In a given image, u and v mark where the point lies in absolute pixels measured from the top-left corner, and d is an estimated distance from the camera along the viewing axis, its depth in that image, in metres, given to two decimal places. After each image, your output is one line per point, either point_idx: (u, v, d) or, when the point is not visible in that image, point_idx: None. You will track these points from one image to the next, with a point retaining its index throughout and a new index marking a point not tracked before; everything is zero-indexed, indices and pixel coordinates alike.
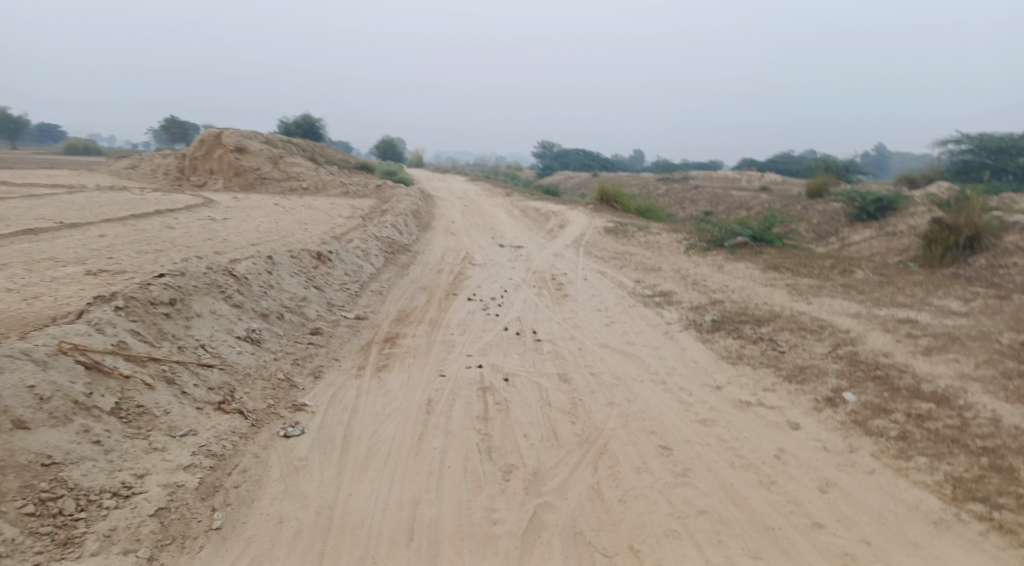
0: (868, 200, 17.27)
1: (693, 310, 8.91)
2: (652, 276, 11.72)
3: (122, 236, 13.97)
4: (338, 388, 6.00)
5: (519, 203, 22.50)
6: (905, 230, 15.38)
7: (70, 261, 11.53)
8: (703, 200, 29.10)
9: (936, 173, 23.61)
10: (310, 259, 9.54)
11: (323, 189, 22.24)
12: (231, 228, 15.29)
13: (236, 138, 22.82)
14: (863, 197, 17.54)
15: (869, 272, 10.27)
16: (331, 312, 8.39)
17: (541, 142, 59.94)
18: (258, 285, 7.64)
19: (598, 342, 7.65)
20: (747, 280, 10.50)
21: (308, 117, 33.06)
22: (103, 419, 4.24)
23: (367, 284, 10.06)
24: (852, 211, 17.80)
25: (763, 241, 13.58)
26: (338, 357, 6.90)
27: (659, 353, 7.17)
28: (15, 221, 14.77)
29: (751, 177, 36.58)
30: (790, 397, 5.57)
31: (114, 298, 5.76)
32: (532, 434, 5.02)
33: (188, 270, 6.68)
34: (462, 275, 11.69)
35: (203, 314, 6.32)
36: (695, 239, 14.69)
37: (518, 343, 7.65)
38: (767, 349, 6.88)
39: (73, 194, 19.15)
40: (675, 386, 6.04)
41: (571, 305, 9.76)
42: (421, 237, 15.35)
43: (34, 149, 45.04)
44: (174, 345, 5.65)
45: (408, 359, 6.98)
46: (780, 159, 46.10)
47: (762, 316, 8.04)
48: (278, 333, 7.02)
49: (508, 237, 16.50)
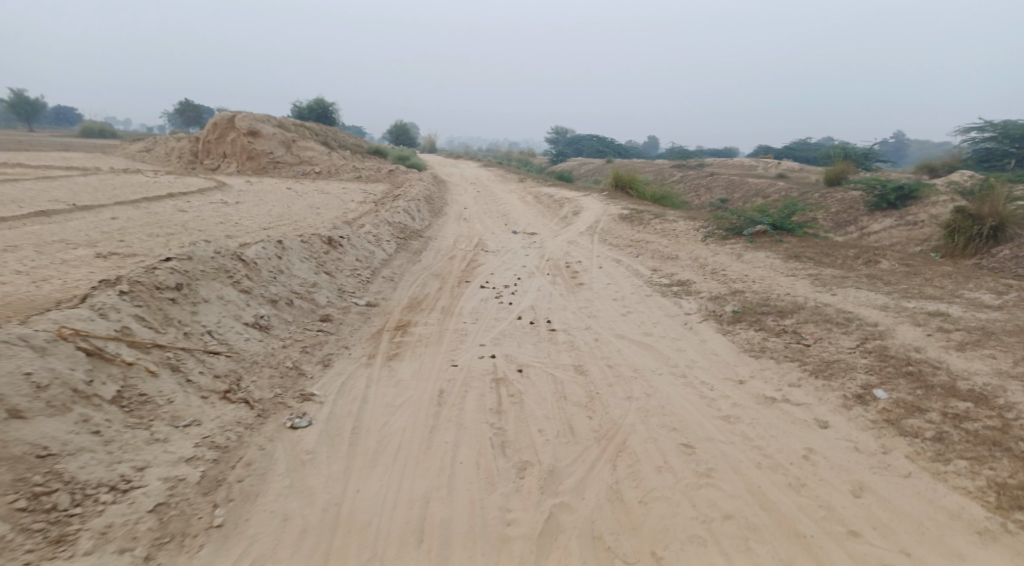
0: (889, 188, 16.84)
1: (713, 300, 8.65)
2: (669, 264, 11.46)
3: (134, 219, 13.88)
4: (348, 377, 5.84)
5: (532, 189, 22.21)
6: (927, 219, 14.97)
7: (81, 243, 11.45)
8: (719, 187, 28.66)
9: (959, 162, 23.02)
10: (321, 244, 9.37)
11: (335, 173, 22.07)
12: (243, 212, 15.17)
13: (249, 121, 22.68)
14: (883, 186, 17.10)
15: (894, 262, 9.94)
16: (341, 298, 8.22)
17: (555, 128, 59.46)
18: (267, 270, 7.47)
19: (615, 332, 7.42)
20: (767, 269, 10.22)
21: (321, 101, 32.85)
22: (104, 408, 4.09)
23: (378, 270, 9.88)
24: (871, 199, 17.36)
25: (783, 229, 13.25)
26: (348, 345, 6.73)
27: (678, 344, 6.94)
28: (29, 203, 14.75)
29: (767, 164, 35.99)
30: (818, 393, 5.32)
31: (119, 282, 5.61)
32: (548, 429, 4.82)
33: (195, 254, 6.52)
34: (474, 262, 11.49)
35: (210, 300, 6.17)
36: (712, 227, 14.38)
37: (532, 333, 7.44)
38: (791, 342, 6.62)
39: (87, 177, 19.13)
40: (695, 380, 5.82)
41: (586, 293, 9.54)
42: (433, 222, 15.15)
43: (51, 131, 45.33)
44: (180, 331, 5.50)
45: (419, 348, 6.80)
46: (797, 147, 45.33)
47: (785, 307, 7.77)
48: (287, 320, 6.86)
49: (521, 223, 16.26)
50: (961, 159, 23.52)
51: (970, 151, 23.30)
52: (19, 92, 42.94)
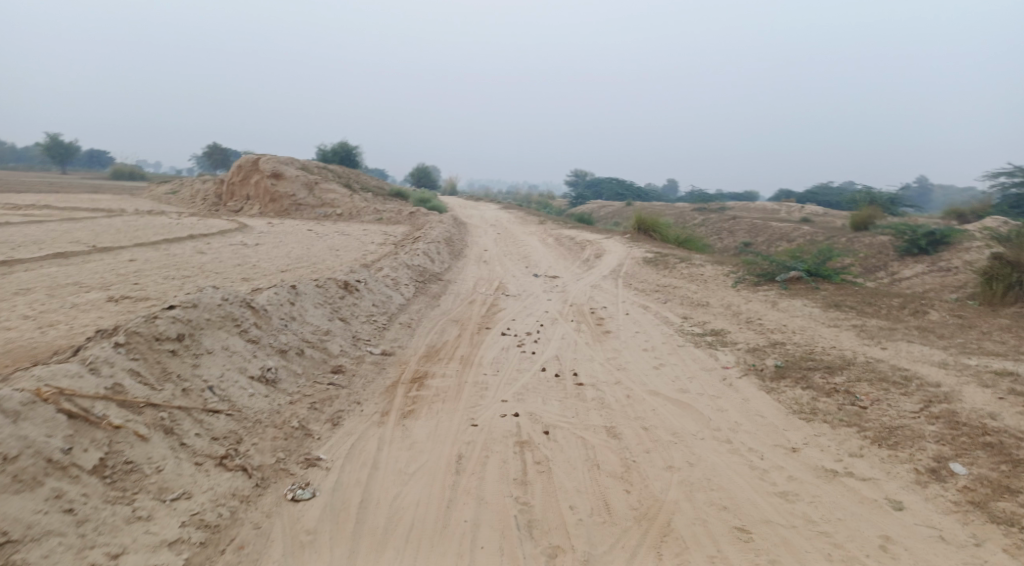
0: (920, 233, 16.19)
1: (752, 353, 8.07)
2: (700, 311, 10.91)
3: (151, 261, 13.71)
4: (359, 438, 5.34)
5: (553, 232, 21.86)
6: (961, 265, 14.29)
7: (94, 286, 11.23)
8: (741, 231, 28.15)
9: (990, 208, 22.31)
10: (336, 289, 8.99)
11: (356, 216, 21.94)
12: (261, 254, 14.96)
13: (273, 165, 22.85)
14: (914, 230, 16.47)
15: (943, 313, 9.30)
16: (356, 347, 7.77)
17: (574, 171, 59.94)
18: (278, 318, 7.08)
19: (647, 387, 6.86)
20: (806, 319, 9.62)
21: (345, 144, 33.14)
22: (82, 481, 3.69)
23: (395, 316, 9.45)
24: (901, 244, 16.71)
25: (819, 276, 12.67)
26: (360, 400, 6.24)
27: (719, 403, 6.36)
28: (49, 244, 14.69)
29: (790, 208, 35.39)
30: (885, 465, 4.72)
31: (115, 332, 5.24)
32: (580, 506, 4.28)
33: (201, 301, 6.14)
34: (495, 307, 11.05)
35: (213, 351, 5.76)
36: (742, 272, 13.85)
37: (557, 387, 6.90)
38: (845, 403, 6.01)
39: (110, 218, 19.19)
40: (742, 446, 5.24)
41: (613, 342, 9.00)
42: (453, 265, 14.79)
43: (83, 174, 46.43)
44: (179, 387, 5.08)
45: (436, 404, 6.28)
46: (819, 191, 44.72)
47: (833, 362, 7.17)
48: (296, 372, 6.41)
49: (543, 267, 15.86)
50: (992, 204, 22.79)
51: (1000, 197, 22.59)
52: (53, 136, 44.19)
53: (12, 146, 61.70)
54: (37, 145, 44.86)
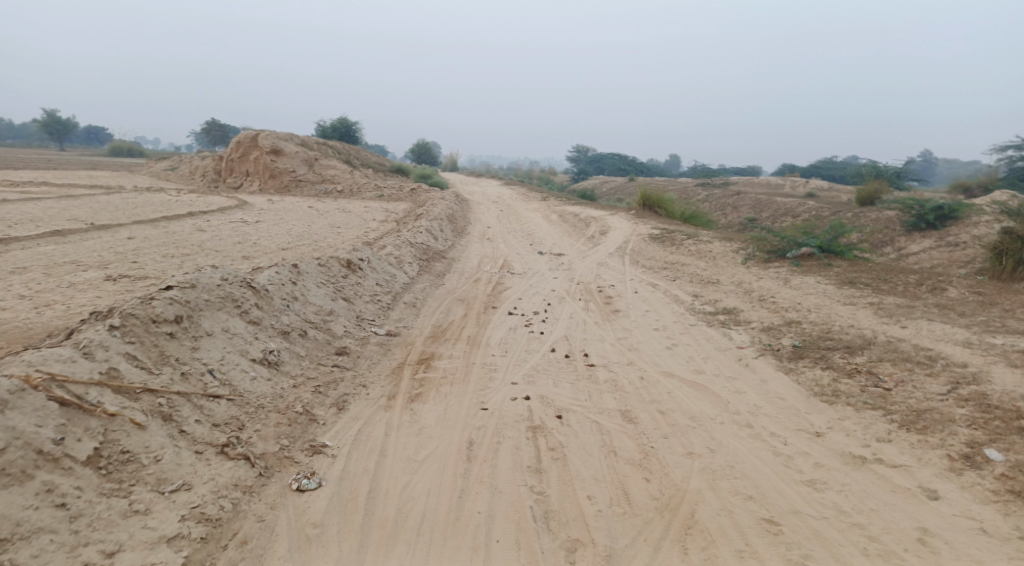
0: (927, 208, 15.82)
1: (767, 332, 7.85)
2: (710, 289, 10.68)
3: (150, 239, 13.45)
4: (366, 423, 5.15)
5: (556, 208, 21.54)
6: (970, 240, 14.05)
7: (92, 265, 10.99)
8: (746, 206, 27.81)
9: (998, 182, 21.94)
10: (339, 268, 8.75)
11: (357, 192, 21.60)
12: (262, 232, 14.69)
13: (272, 140, 22.44)
14: (921, 205, 16.08)
15: (962, 290, 9.05)
16: (360, 328, 7.55)
17: (576, 146, 59.39)
18: (280, 298, 6.85)
19: (661, 369, 6.65)
20: (821, 297, 9.39)
21: (344, 119, 32.62)
22: (74, 473, 3.51)
23: (400, 296, 9.22)
24: (909, 219, 16.41)
25: (831, 252, 12.39)
26: (366, 383, 6.04)
27: (736, 385, 6.16)
28: (46, 222, 14.42)
29: (794, 183, 34.95)
30: (915, 451, 4.54)
31: (110, 315, 5.02)
32: (598, 496, 4.11)
33: (200, 282, 5.91)
34: (500, 285, 10.82)
35: (213, 334, 5.54)
36: (751, 249, 13.57)
37: (568, 368, 6.70)
38: (868, 385, 5.80)
39: (109, 195, 18.90)
40: (764, 430, 5.05)
41: (623, 321, 8.78)
42: (457, 242, 14.54)
43: (82, 150, 46.00)
44: (177, 371, 4.87)
45: (444, 387, 6.08)
46: (822, 165, 44.19)
47: (853, 342, 6.95)
48: (299, 354, 6.20)
49: (548, 244, 15.59)
50: (1000, 177, 22.42)
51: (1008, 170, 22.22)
52: (51, 112, 43.70)
53: (9, 123, 61.00)
54: (35, 122, 44.31)
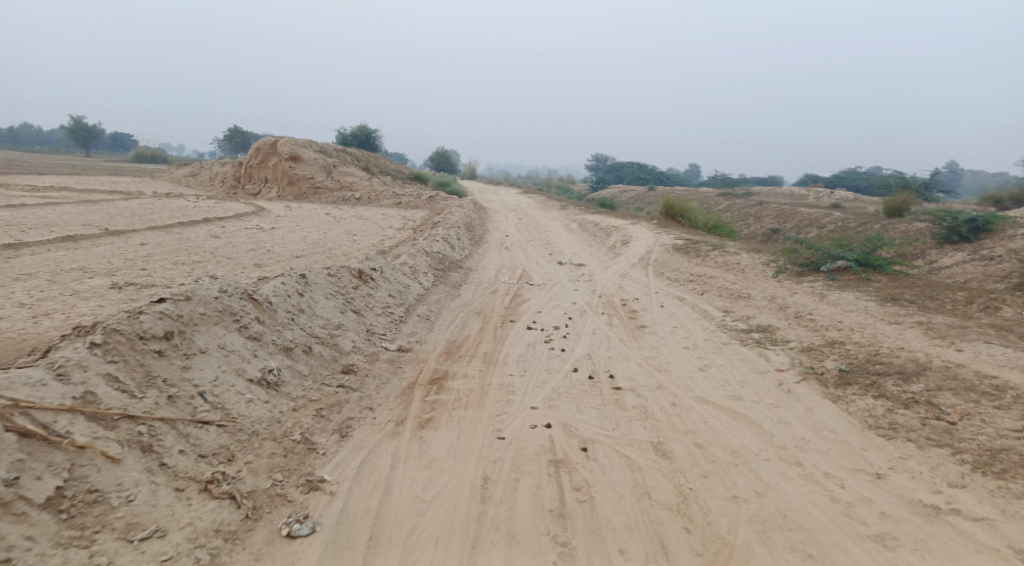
0: (961, 220, 14.99)
1: (807, 354, 7.26)
2: (741, 304, 10.10)
3: (162, 245, 13.15)
4: (370, 453, 4.68)
5: (576, 217, 21.01)
6: (1006, 252, 13.30)
7: (99, 272, 10.67)
8: (769, 216, 27.09)
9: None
10: (350, 277, 8.30)
11: (375, 200, 21.27)
12: (276, 239, 14.34)
13: (291, 146, 22.20)
14: (954, 218, 15.23)
15: (1017, 309, 8.40)
16: (369, 342, 7.08)
17: (595, 155, 59.10)
18: (284, 311, 6.40)
19: (694, 394, 6.09)
20: (861, 315, 8.79)
21: (364, 127, 32.43)
22: (29, 520, 3.18)
23: (413, 307, 8.74)
24: (941, 232, 15.58)
25: (869, 266, 11.71)
26: (372, 405, 5.56)
27: (780, 414, 5.58)
28: (60, 227, 14.20)
29: (819, 193, 34.09)
30: (997, 501, 3.97)
31: (93, 331, 4.61)
32: (631, 552, 3.70)
33: (196, 294, 5.47)
34: (519, 297, 10.32)
35: (207, 351, 5.09)
36: (782, 261, 12.93)
37: (592, 391, 6.16)
38: (929, 417, 5.21)
39: (126, 200, 18.72)
40: (816, 471, 4.50)
41: (650, 339, 8.22)
42: (474, 251, 14.08)
43: (107, 157, 46.39)
44: (164, 394, 4.43)
45: (458, 411, 5.58)
46: (846, 176, 43.18)
47: (906, 367, 6.35)
48: (302, 373, 5.73)
49: (567, 253, 15.08)
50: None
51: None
52: (77, 118, 44.11)
53: (39, 130, 61.91)
54: (62, 128, 44.80)
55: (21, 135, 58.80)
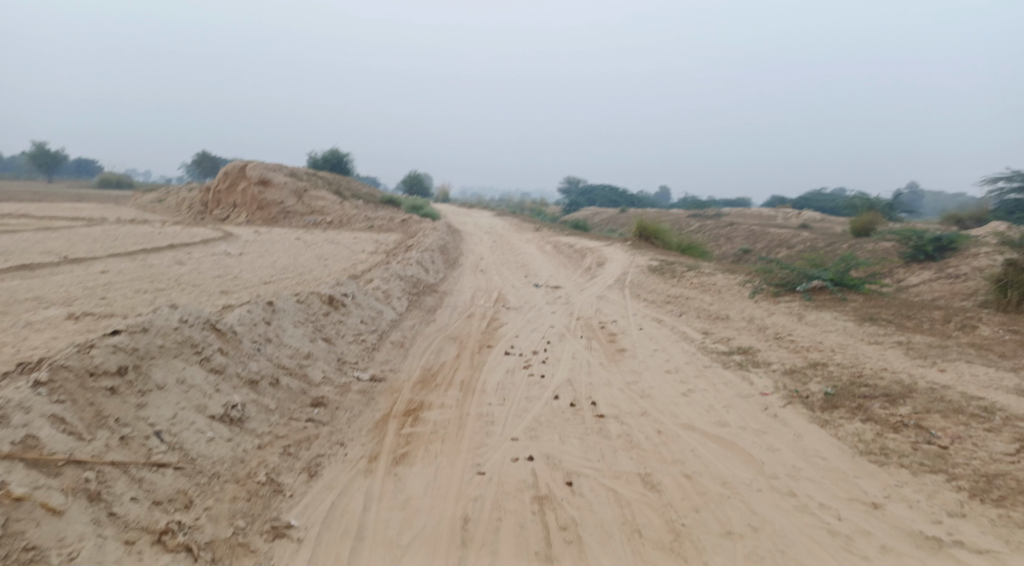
0: (926, 238, 15.19)
1: (790, 376, 7.16)
2: (720, 325, 10.02)
3: (125, 273, 12.66)
4: (341, 494, 4.39)
5: (550, 239, 20.92)
6: (973, 270, 13.52)
7: (55, 301, 10.18)
8: (739, 237, 27.39)
9: (989, 214, 21.71)
10: (320, 304, 8.00)
11: (347, 224, 20.95)
12: (244, 265, 13.94)
13: (261, 170, 21.81)
14: (920, 235, 15.44)
15: (992, 327, 8.44)
16: (340, 372, 6.77)
17: (567, 177, 59.53)
18: (249, 341, 6.08)
19: (680, 420, 5.90)
20: (841, 335, 8.75)
21: (336, 151, 32.13)
22: None
23: (386, 334, 8.45)
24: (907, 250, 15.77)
25: (844, 286, 11.75)
26: (343, 440, 5.25)
27: (768, 440, 5.42)
28: (16, 255, 13.62)
29: (786, 214, 34.53)
30: (999, 532, 3.85)
31: (39, 367, 4.26)
32: None
33: (154, 325, 5.14)
34: (495, 321, 10.09)
35: (166, 386, 4.76)
36: (757, 281, 12.93)
37: (575, 419, 5.94)
38: (920, 441, 5.11)
39: (88, 227, 18.12)
40: (810, 501, 4.34)
41: (631, 363, 8.04)
42: (448, 275, 13.85)
43: (70, 182, 45.20)
44: (115, 434, 4.09)
45: (434, 444, 5.30)
46: (812, 197, 44.03)
47: (892, 389, 6.28)
48: (268, 408, 5.41)
49: (543, 276, 14.93)
50: (989, 211, 22.24)
51: (995, 202, 22.04)
52: (40, 143, 43.01)
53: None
54: (23, 153, 43.62)
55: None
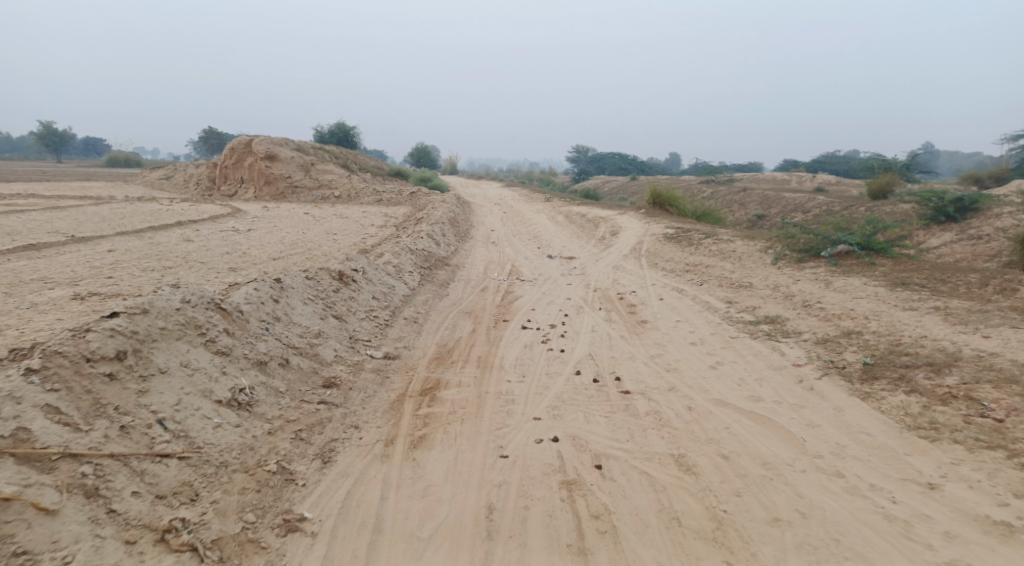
0: (946, 199, 14.09)
1: (823, 346, 6.82)
2: (744, 294, 9.66)
3: (132, 251, 12.41)
4: (357, 482, 4.14)
5: (562, 208, 20.46)
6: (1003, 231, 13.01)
7: (61, 282, 9.95)
8: (753, 202, 26.78)
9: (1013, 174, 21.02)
10: (329, 280, 7.71)
11: (355, 198, 20.59)
12: (253, 241, 13.66)
13: (267, 145, 21.40)
14: (939, 196, 14.33)
15: None
16: (353, 351, 6.49)
17: (576, 146, 58.66)
18: (256, 321, 5.80)
19: (711, 395, 5.59)
20: (873, 301, 8.38)
21: (342, 124, 31.60)
22: None
23: (399, 310, 8.15)
24: (927, 212, 14.63)
25: (871, 250, 11.29)
26: (358, 423, 4.99)
27: (807, 416, 5.11)
28: (23, 235, 13.40)
29: (800, 178, 33.79)
30: None
31: (31, 354, 3.99)
32: None
33: (154, 306, 4.86)
34: (511, 294, 9.78)
35: (168, 370, 4.49)
36: (779, 247, 12.49)
37: (599, 396, 5.64)
38: (972, 415, 4.80)
39: (96, 205, 17.87)
40: (860, 483, 4.07)
41: (654, 335, 7.71)
42: (460, 247, 13.52)
43: (78, 162, 44.99)
44: (115, 424, 3.83)
45: (453, 426, 5.03)
46: (825, 160, 42.99)
47: (936, 357, 5.94)
48: (278, 390, 5.15)
49: (557, 247, 14.56)
50: (1014, 170, 21.52)
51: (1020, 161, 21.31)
52: (47, 124, 42.71)
53: (8, 135, 60.05)
54: (31, 134, 43.37)
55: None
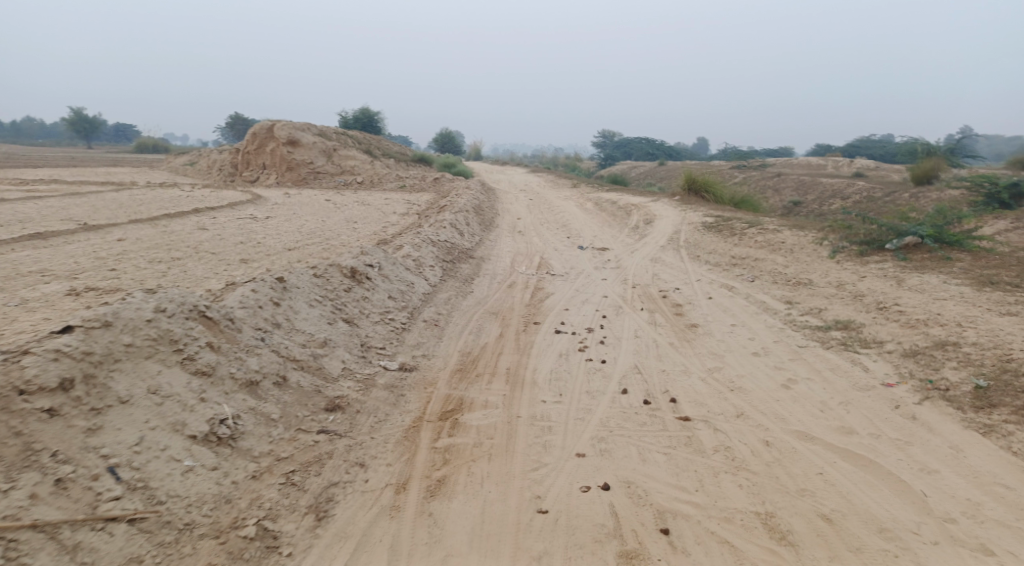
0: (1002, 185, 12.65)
1: (915, 360, 5.75)
2: (803, 292, 8.59)
3: (142, 241, 11.68)
4: (357, 550, 3.33)
5: (591, 195, 19.38)
6: None
7: (62, 274, 9.23)
8: (789, 188, 25.44)
9: None
10: (340, 278, 6.82)
11: (377, 184, 19.77)
12: (269, 230, 12.87)
13: (289, 129, 20.63)
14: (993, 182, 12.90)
15: None
16: (364, 362, 5.59)
17: (602, 131, 57.40)
18: (250, 330, 4.92)
19: (791, 426, 4.59)
20: (959, 303, 7.26)
21: (366, 110, 30.80)
22: None
23: (418, 311, 7.25)
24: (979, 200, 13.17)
25: (944, 242, 10.05)
26: (365, 459, 4.10)
27: (918, 457, 4.09)
28: (34, 222, 12.78)
29: (837, 162, 32.21)
30: None
31: None
32: None
33: (119, 317, 4.00)
34: (542, 291, 8.83)
35: (131, 399, 3.65)
36: (835, 239, 11.29)
37: (654, 424, 4.68)
38: None
39: (114, 191, 17.28)
40: None
41: (708, 342, 6.69)
42: (485, 237, 12.59)
43: (108, 148, 44.80)
44: (48, 478, 3.09)
45: (478, 463, 4.12)
46: (861, 144, 41.20)
47: None
48: (270, 416, 4.26)
49: (588, 236, 13.54)
50: None
51: None
52: (77, 110, 42.53)
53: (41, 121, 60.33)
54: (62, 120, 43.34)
55: (24, 129, 57.39)
